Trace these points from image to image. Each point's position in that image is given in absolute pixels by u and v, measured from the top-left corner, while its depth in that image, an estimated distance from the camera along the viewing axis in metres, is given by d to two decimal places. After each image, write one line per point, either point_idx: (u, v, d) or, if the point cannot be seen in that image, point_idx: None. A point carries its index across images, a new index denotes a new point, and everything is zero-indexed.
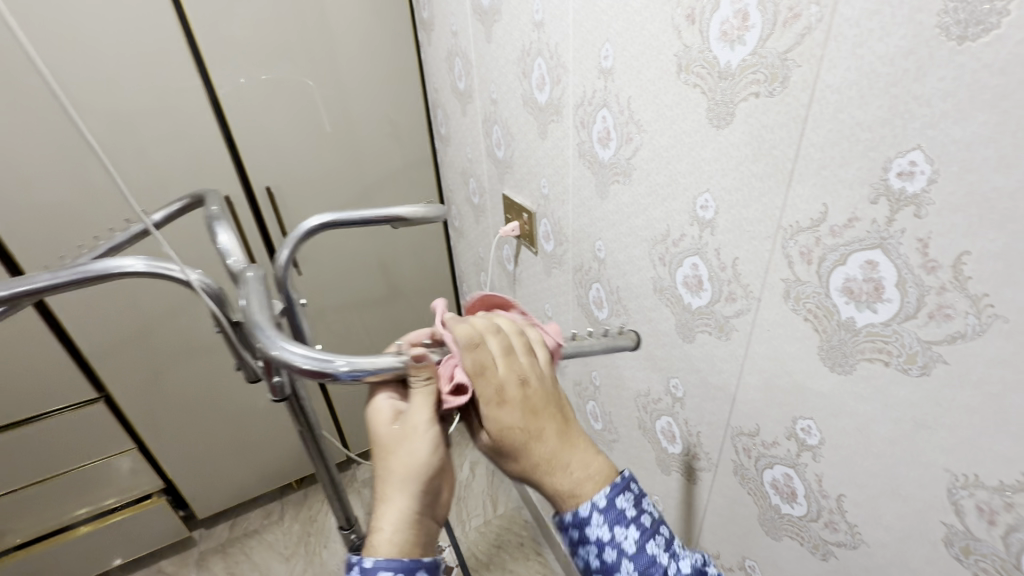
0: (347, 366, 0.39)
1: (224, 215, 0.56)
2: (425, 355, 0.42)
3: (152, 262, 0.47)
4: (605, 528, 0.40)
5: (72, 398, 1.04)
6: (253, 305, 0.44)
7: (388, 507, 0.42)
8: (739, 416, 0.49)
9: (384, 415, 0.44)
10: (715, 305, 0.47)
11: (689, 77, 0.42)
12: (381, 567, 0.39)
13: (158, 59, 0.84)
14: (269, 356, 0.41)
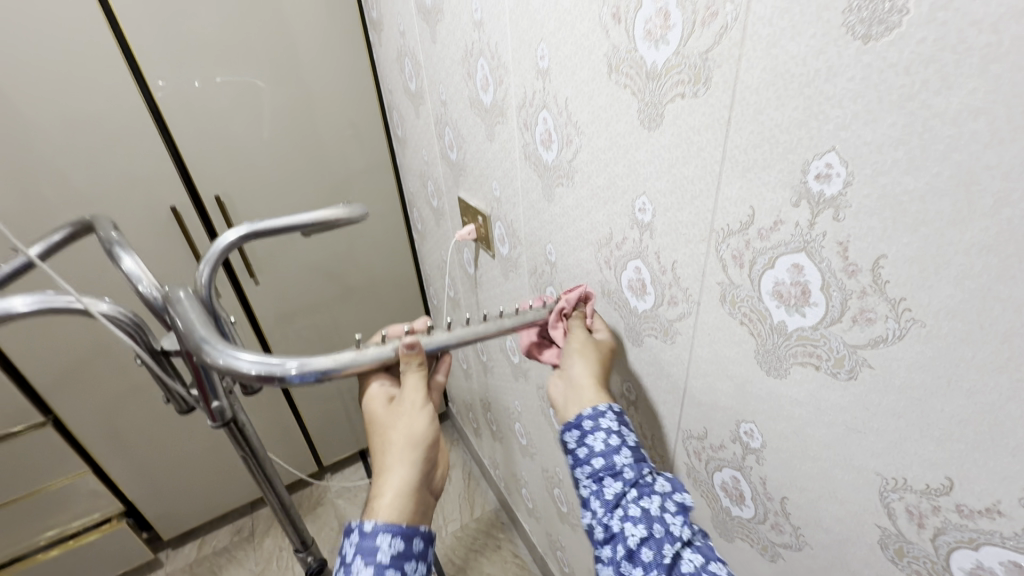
0: (299, 367, 0.39)
1: (122, 241, 0.54)
2: (418, 343, 0.46)
3: (43, 298, 0.44)
4: (599, 444, 0.46)
5: (16, 423, 0.99)
6: (187, 321, 0.42)
7: (388, 477, 0.47)
8: (688, 419, 0.49)
9: (378, 399, 0.50)
10: (659, 309, 0.47)
11: (619, 78, 0.41)
12: (380, 530, 0.45)
13: (87, 65, 0.80)
14: (215, 367, 0.39)
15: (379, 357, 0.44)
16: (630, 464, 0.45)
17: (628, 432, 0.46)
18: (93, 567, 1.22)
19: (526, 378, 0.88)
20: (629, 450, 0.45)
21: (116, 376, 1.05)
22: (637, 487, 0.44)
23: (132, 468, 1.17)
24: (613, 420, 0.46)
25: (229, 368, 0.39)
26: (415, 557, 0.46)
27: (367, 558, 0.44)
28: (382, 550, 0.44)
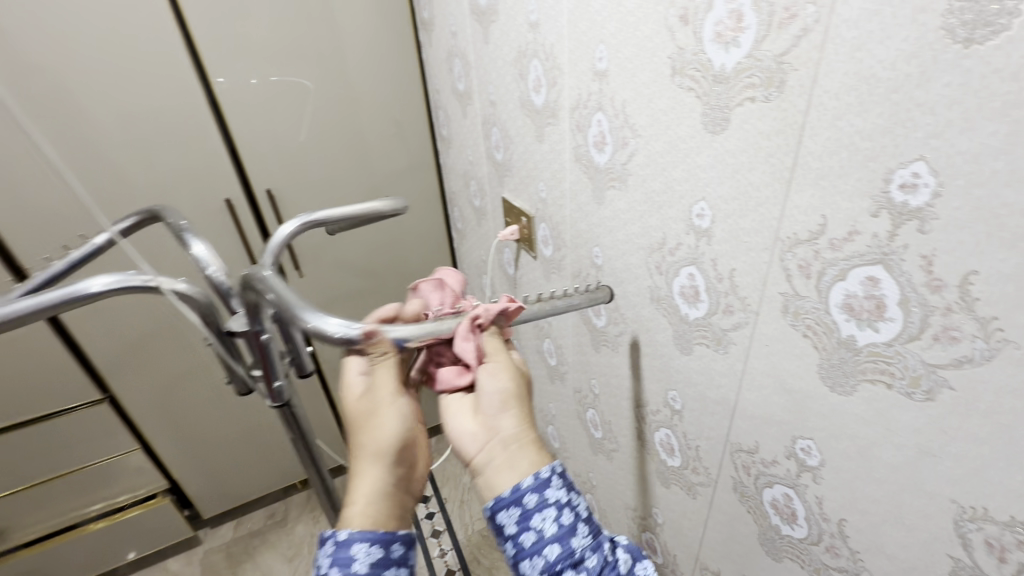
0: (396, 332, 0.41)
1: (184, 228, 0.57)
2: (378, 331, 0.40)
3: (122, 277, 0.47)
4: (549, 525, 0.42)
5: (76, 399, 1.05)
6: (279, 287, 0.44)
7: (360, 480, 0.46)
8: (738, 432, 0.47)
9: (353, 389, 0.47)
10: (713, 317, 0.46)
11: (683, 80, 0.40)
12: (355, 538, 0.43)
13: (155, 61, 0.84)
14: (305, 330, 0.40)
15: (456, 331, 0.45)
16: (589, 547, 0.42)
17: (578, 503, 0.44)
18: (138, 540, 1.28)
19: (563, 381, 0.87)
20: (583, 525, 0.43)
21: (169, 359, 1.10)
22: (600, 573, 0.42)
23: (178, 448, 1.22)
24: (558, 489, 0.43)
25: (315, 332, 0.40)
26: (395, 562, 0.44)
27: (343, 569, 0.42)
28: (359, 558, 0.43)
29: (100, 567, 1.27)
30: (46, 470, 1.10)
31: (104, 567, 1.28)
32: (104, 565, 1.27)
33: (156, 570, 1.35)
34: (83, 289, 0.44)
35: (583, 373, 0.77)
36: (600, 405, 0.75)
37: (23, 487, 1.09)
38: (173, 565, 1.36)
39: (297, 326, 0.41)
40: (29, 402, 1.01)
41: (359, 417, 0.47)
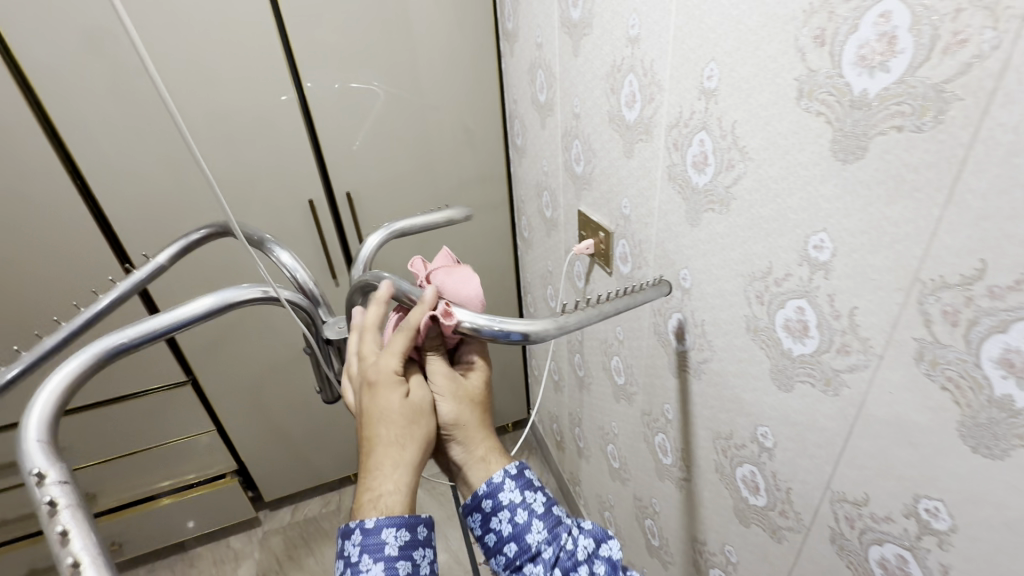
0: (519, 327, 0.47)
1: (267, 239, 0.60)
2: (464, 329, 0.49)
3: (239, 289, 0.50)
4: (506, 524, 0.53)
5: (163, 380, 1.13)
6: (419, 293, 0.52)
7: (392, 473, 0.48)
8: (843, 480, 0.44)
9: (393, 390, 0.50)
10: (823, 356, 0.43)
11: (811, 104, 0.38)
12: (385, 526, 0.46)
13: (256, 66, 0.89)
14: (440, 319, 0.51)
15: (580, 326, 0.49)
16: (544, 540, 0.52)
17: (532, 501, 0.54)
18: (206, 516, 1.36)
19: (630, 401, 0.85)
20: (538, 520, 0.53)
21: (247, 349, 1.16)
22: (553, 563, 0.50)
23: (248, 433, 1.29)
24: (511, 494, 0.53)
25: (447, 319, 0.50)
26: (423, 546, 0.48)
27: (374, 552, 0.45)
28: (389, 543, 0.46)
29: (171, 538, 1.36)
30: (133, 443, 1.19)
31: (174, 539, 1.36)
32: (175, 537, 1.36)
33: (220, 545, 1.43)
34: (204, 303, 0.48)
35: (655, 397, 0.75)
36: (673, 431, 0.72)
37: (112, 457, 1.18)
38: (235, 543, 1.43)
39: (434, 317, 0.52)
40: (124, 379, 1.09)
41: (398, 416, 0.50)
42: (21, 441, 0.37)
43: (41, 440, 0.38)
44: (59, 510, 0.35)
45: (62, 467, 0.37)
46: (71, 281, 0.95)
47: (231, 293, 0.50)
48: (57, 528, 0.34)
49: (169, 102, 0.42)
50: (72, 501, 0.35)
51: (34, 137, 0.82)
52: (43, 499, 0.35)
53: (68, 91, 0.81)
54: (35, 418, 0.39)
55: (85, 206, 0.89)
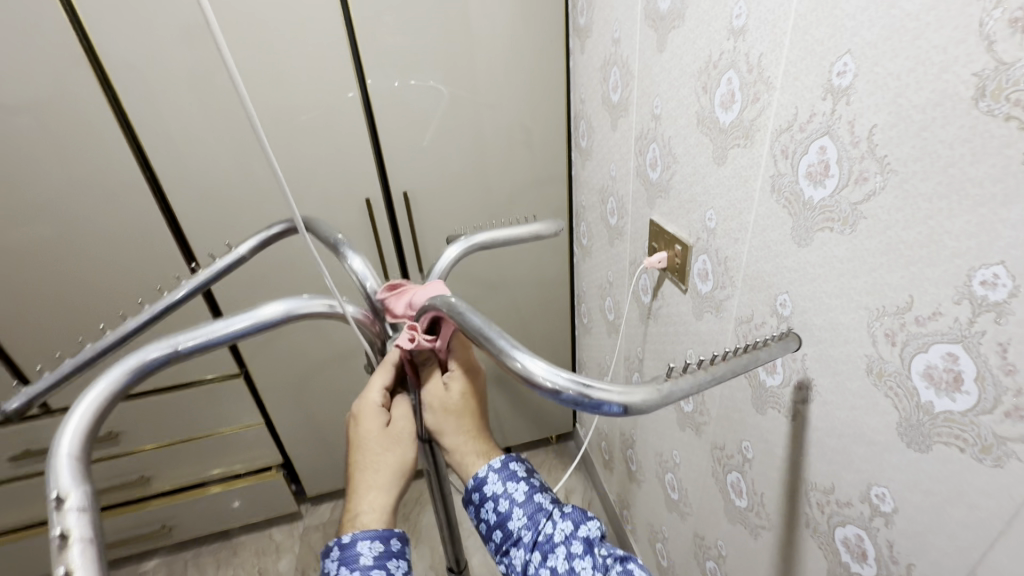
0: (613, 394, 0.35)
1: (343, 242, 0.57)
2: (532, 381, 0.36)
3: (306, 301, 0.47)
4: (491, 514, 0.48)
5: (218, 371, 1.14)
6: (485, 321, 0.40)
7: (368, 495, 0.48)
8: (999, 571, 0.36)
9: (373, 418, 0.51)
10: (981, 416, 0.35)
11: (997, 106, 0.30)
12: (358, 540, 0.46)
13: (322, 61, 0.87)
14: (511, 370, 0.37)
15: (688, 395, 0.37)
16: (524, 526, 0.47)
17: (514, 490, 0.48)
18: (251, 506, 1.37)
19: (698, 432, 0.77)
20: (519, 508, 0.47)
21: (298, 345, 1.16)
22: (534, 548, 0.46)
23: (295, 429, 1.29)
24: (494, 482, 0.48)
25: (514, 368, 0.37)
26: (397, 555, 0.46)
27: (350, 566, 0.44)
28: (364, 554, 0.45)
29: (217, 525, 1.38)
30: (186, 432, 1.21)
31: (219, 526, 1.38)
32: (220, 524, 1.38)
33: (262, 536, 1.44)
34: (271, 312, 0.45)
35: (731, 431, 0.67)
36: (751, 473, 0.64)
37: (166, 443, 1.21)
38: (276, 535, 1.44)
39: (503, 365, 0.38)
40: (181, 369, 1.11)
41: (375, 445, 0.50)
42: (51, 454, 0.34)
43: (72, 456, 0.34)
44: (70, 544, 0.30)
45: (86, 490, 0.33)
46: (138, 270, 0.96)
47: (299, 303, 0.46)
48: (61, 568, 0.29)
49: (245, 103, 0.38)
50: (86, 533, 0.31)
51: (110, 131, 0.84)
52: (56, 528, 0.31)
53: (143, 87, 0.82)
54: (73, 429, 0.35)
55: (154, 200, 0.91)
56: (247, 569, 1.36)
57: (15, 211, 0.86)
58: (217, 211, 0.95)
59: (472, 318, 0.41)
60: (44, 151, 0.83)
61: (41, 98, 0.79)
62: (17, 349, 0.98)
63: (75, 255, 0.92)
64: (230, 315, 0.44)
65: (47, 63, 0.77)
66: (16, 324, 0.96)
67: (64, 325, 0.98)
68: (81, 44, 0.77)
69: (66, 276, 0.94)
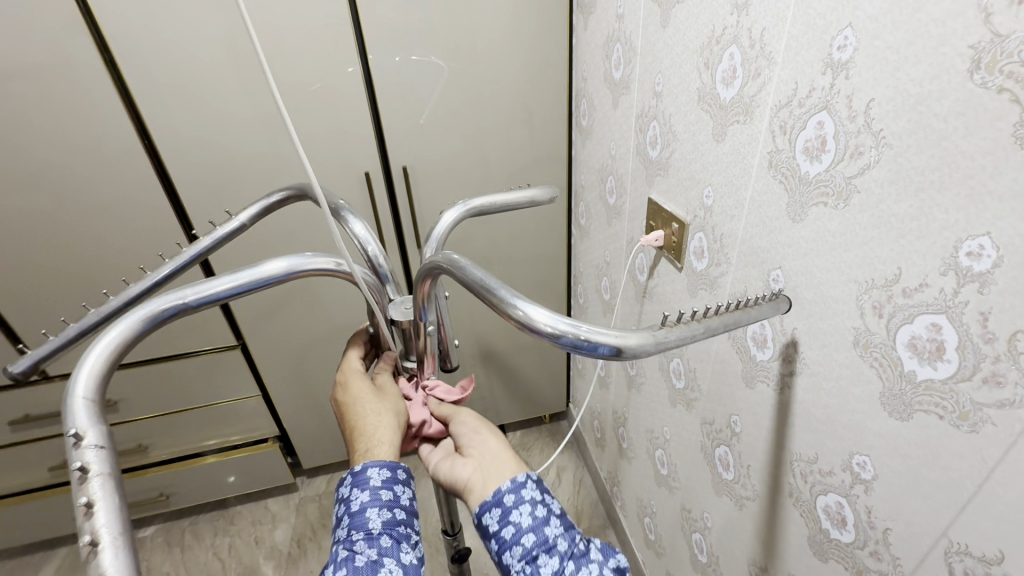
0: (609, 338, 0.35)
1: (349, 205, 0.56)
2: (532, 327, 0.37)
3: (309, 257, 0.46)
4: (527, 516, 0.46)
5: (214, 342, 1.14)
6: (483, 274, 0.41)
7: (374, 434, 0.50)
8: (968, 530, 0.38)
9: (361, 378, 0.54)
10: (959, 384, 0.36)
11: (991, 78, 0.31)
12: (370, 465, 0.47)
13: (322, 31, 0.86)
14: (511, 318, 0.38)
15: (682, 344, 0.38)
16: (561, 536, 0.46)
17: (551, 502, 0.49)
18: (247, 476, 1.39)
19: (689, 408, 0.78)
20: (557, 518, 0.47)
21: (294, 319, 1.17)
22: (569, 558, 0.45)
23: (292, 401, 1.31)
24: (532, 489, 0.48)
25: (514, 317, 0.38)
26: (404, 481, 0.48)
27: (360, 487, 0.46)
28: (373, 477, 0.46)
29: (213, 494, 1.40)
30: (183, 402, 1.22)
31: (216, 495, 1.40)
32: (216, 493, 1.40)
33: (258, 506, 1.47)
34: (272, 268, 0.44)
35: (721, 406, 0.69)
36: (738, 446, 0.66)
37: (162, 412, 1.22)
38: (271, 505, 1.47)
39: (501, 314, 0.39)
40: (177, 339, 1.11)
41: (369, 396, 0.53)
42: (66, 400, 0.35)
43: (88, 400, 0.35)
44: (89, 480, 0.31)
45: (101, 433, 0.34)
46: (135, 239, 0.96)
47: (301, 259, 0.46)
48: (83, 501, 0.31)
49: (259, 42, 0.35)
50: (103, 470, 0.32)
51: (106, 97, 0.83)
52: (74, 465, 0.32)
53: (144, 51, 0.81)
54: (85, 377, 0.36)
55: (152, 169, 0.90)
56: (243, 537, 1.38)
57: (14, 175, 0.86)
58: (215, 182, 0.94)
59: (471, 272, 0.42)
60: (40, 115, 0.82)
61: (39, 60, 0.78)
62: (14, 316, 0.99)
63: (70, 222, 0.92)
64: (231, 270, 0.43)
65: (41, 25, 0.75)
66: (14, 291, 0.96)
67: (60, 293, 0.99)
68: (79, 7, 0.75)
69: (63, 244, 0.94)
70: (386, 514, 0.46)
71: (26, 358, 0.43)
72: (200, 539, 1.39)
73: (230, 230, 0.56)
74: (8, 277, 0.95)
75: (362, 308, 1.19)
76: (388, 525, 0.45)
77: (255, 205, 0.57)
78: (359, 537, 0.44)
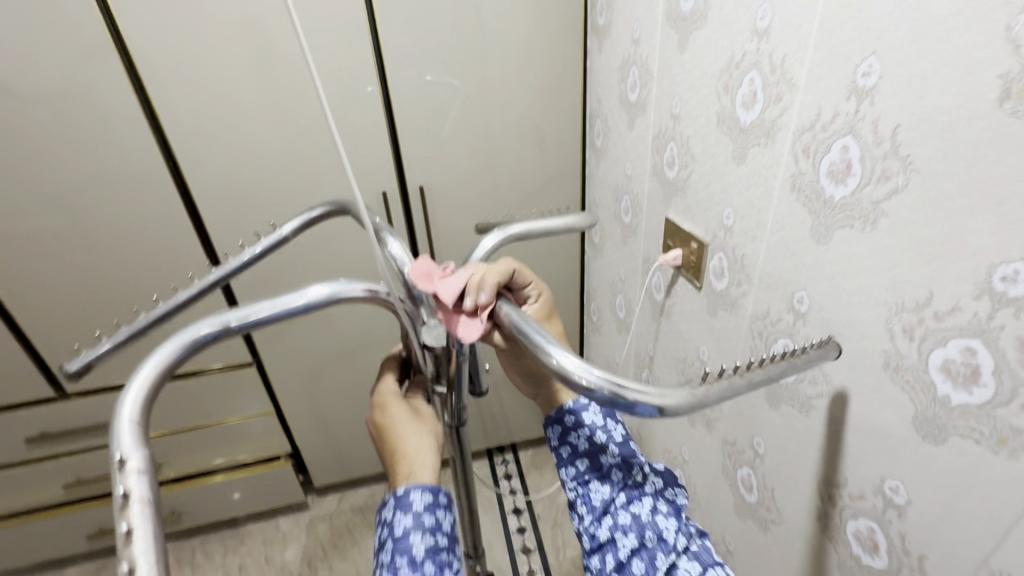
0: (645, 396, 0.35)
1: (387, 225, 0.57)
2: (565, 377, 0.37)
3: (350, 284, 0.47)
4: None
5: (230, 360, 1.15)
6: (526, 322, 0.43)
7: (416, 458, 0.50)
8: (1010, 559, 0.37)
9: (399, 399, 0.55)
10: (996, 408, 0.36)
11: (1020, 106, 0.31)
12: (413, 490, 0.47)
13: (343, 55, 0.89)
14: (545, 365, 0.38)
15: (722, 400, 0.38)
16: None
17: None
18: (260, 495, 1.39)
19: (710, 429, 0.78)
20: None
21: (310, 336, 1.17)
22: None
23: (306, 419, 1.31)
24: None
25: (548, 365, 0.38)
26: (445, 507, 0.48)
27: (404, 511, 0.46)
28: (417, 502, 0.47)
29: (225, 513, 1.40)
30: (198, 419, 1.22)
31: (228, 514, 1.40)
32: (227, 512, 1.40)
33: (269, 525, 1.46)
34: (316, 294, 0.45)
35: (743, 427, 0.68)
36: (762, 468, 0.65)
37: (176, 430, 1.23)
38: (282, 524, 1.46)
39: (536, 360, 0.40)
40: (194, 356, 1.12)
41: (408, 419, 0.53)
42: (114, 419, 0.35)
43: (134, 421, 0.35)
44: (131, 504, 0.31)
45: (146, 454, 0.34)
46: (158, 258, 0.98)
47: (343, 286, 0.46)
48: (124, 527, 0.31)
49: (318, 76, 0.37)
50: (145, 495, 0.32)
51: (134, 121, 0.85)
52: (118, 490, 0.32)
53: (172, 77, 0.83)
54: (132, 397, 0.36)
55: (175, 190, 0.92)
56: (254, 557, 1.37)
57: (42, 197, 0.88)
58: (236, 202, 0.96)
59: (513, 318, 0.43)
60: (71, 138, 0.85)
61: (72, 86, 0.81)
62: (36, 334, 1.00)
63: (93, 242, 0.94)
64: (277, 293, 0.44)
65: (75, 52, 0.78)
66: (36, 309, 0.98)
67: (82, 311, 1.00)
68: (111, 34, 0.79)
69: (87, 263, 0.95)
70: (429, 540, 0.46)
71: (80, 359, 0.45)
72: (211, 558, 1.38)
73: (273, 245, 0.57)
74: (30, 296, 0.96)
75: (378, 326, 1.20)
76: (431, 551, 0.45)
77: (298, 220, 0.58)
78: (402, 563, 0.44)
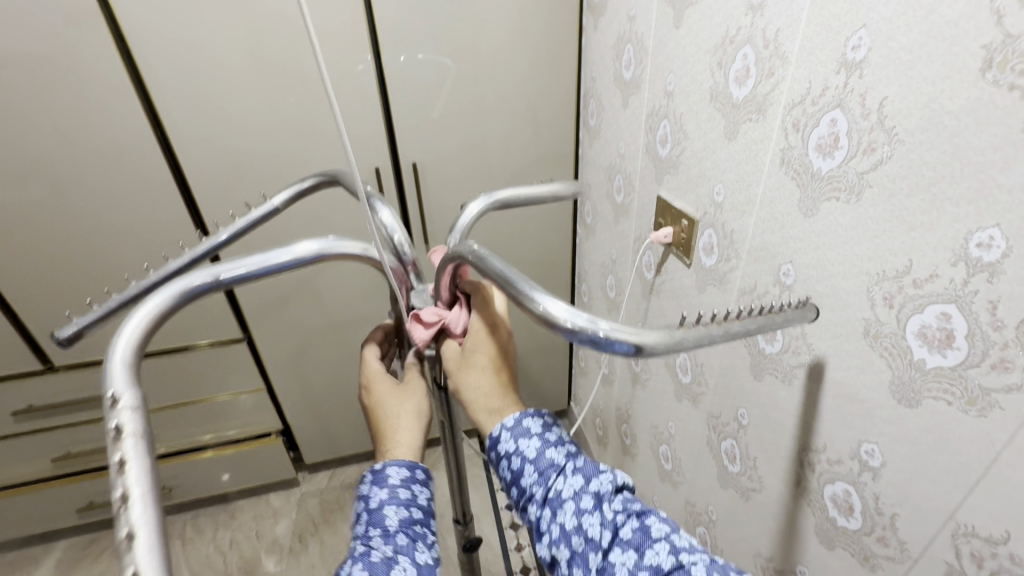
0: (624, 336, 0.34)
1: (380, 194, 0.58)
2: (547, 319, 0.37)
3: (338, 241, 0.47)
4: (507, 470, 0.48)
5: (221, 335, 1.15)
6: (508, 267, 0.42)
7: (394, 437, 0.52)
8: (975, 513, 0.39)
9: (383, 380, 0.56)
10: (968, 370, 0.38)
11: (1001, 76, 0.32)
12: (387, 467, 0.49)
13: (336, 27, 0.88)
14: (531, 311, 0.38)
15: (701, 345, 0.36)
16: (535, 482, 0.46)
17: (525, 448, 0.47)
18: (250, 471, 1.40)
19: (696, 403, 0.80)
20: (530, 465, 0.46)
21: (301, 312, 1.17)
22: (545, 502, 0.45)
23: (297, 396, 1.31)
24: (508, 437, 0.48)
25: (532, 310, 0.38)
26: (422, 483, 0.50)
27: (379, 485, 0.48)
28: (392, 475, 0.49)
29: (216, 488, 1.40)
30: (188, 395, 1.22)
31: (218, 490, 1.41)
32: (218, 488, 1.40)
33: (259, 501, 1.47)
34: (304, 249, 0.45)
35: (728, 399, 0.70)
36: (745, 438, 0.68)
37: (166, 406, 1.22)
38: (273, 500, 1.47)
39: (520, 307, 0.39)
40: (184, 331, 1.12)
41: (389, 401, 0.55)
42: (107, 362, 0.36)
43: (126, 364, 0.36)
44: (123, 438, 0.32)
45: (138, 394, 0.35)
46: (147, 231, 0.97)
47: (332, 242, 0.47)
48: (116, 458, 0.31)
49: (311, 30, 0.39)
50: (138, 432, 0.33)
51: (121, 88, 0.84)
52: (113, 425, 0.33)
53: (160, 44, 0.82)
54: (124, 342, 0.37)
55: (165, 161, 0.91)
56: (245, 532, 1.39)
57: (28, 165, 0.87)
58: (227, 175, 0.95)
59: (496, 265, 0.42)
60: (58, 105, 0.83)
61: (57, 50, 0.79)
62: (23, 306, 0.99)
63: (81, 214, 0.93)
64: (266, 249, 0.45)
65: (61, 16, 0.76)
66: (23, 281, 0.97)
67: (69, 283, 0.99)
68: None
69: (76, 235, 0.95)
70: (404, 512, 0.47)
71: (71, 326, 0.46)
72: (202, 533, 1.39)
73: (265, 213, 0.58)
74: (17, 267, 0.95)
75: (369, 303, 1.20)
76: (404, 523, 0.46)
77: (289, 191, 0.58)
78: (375, 533, 0.45)
